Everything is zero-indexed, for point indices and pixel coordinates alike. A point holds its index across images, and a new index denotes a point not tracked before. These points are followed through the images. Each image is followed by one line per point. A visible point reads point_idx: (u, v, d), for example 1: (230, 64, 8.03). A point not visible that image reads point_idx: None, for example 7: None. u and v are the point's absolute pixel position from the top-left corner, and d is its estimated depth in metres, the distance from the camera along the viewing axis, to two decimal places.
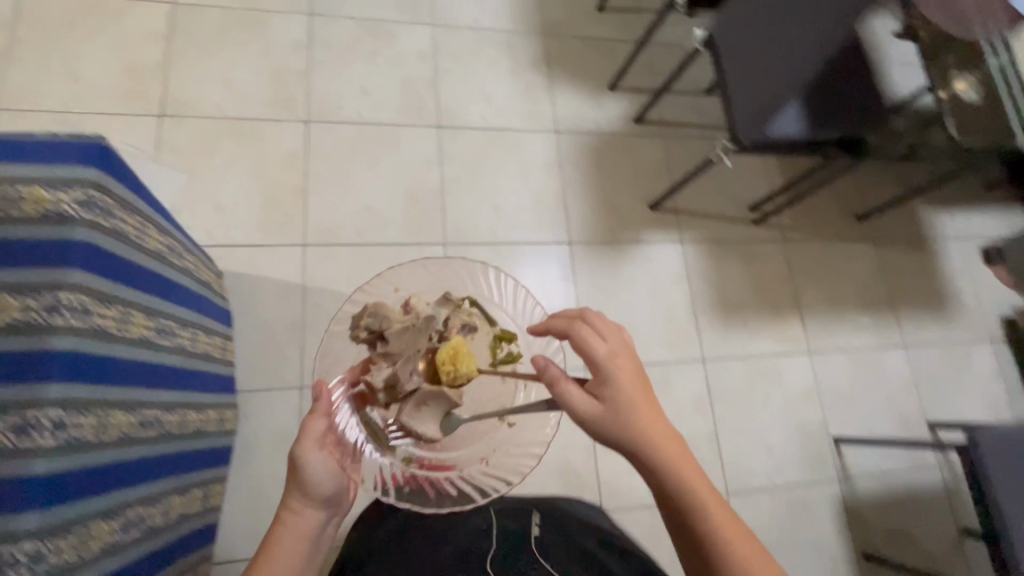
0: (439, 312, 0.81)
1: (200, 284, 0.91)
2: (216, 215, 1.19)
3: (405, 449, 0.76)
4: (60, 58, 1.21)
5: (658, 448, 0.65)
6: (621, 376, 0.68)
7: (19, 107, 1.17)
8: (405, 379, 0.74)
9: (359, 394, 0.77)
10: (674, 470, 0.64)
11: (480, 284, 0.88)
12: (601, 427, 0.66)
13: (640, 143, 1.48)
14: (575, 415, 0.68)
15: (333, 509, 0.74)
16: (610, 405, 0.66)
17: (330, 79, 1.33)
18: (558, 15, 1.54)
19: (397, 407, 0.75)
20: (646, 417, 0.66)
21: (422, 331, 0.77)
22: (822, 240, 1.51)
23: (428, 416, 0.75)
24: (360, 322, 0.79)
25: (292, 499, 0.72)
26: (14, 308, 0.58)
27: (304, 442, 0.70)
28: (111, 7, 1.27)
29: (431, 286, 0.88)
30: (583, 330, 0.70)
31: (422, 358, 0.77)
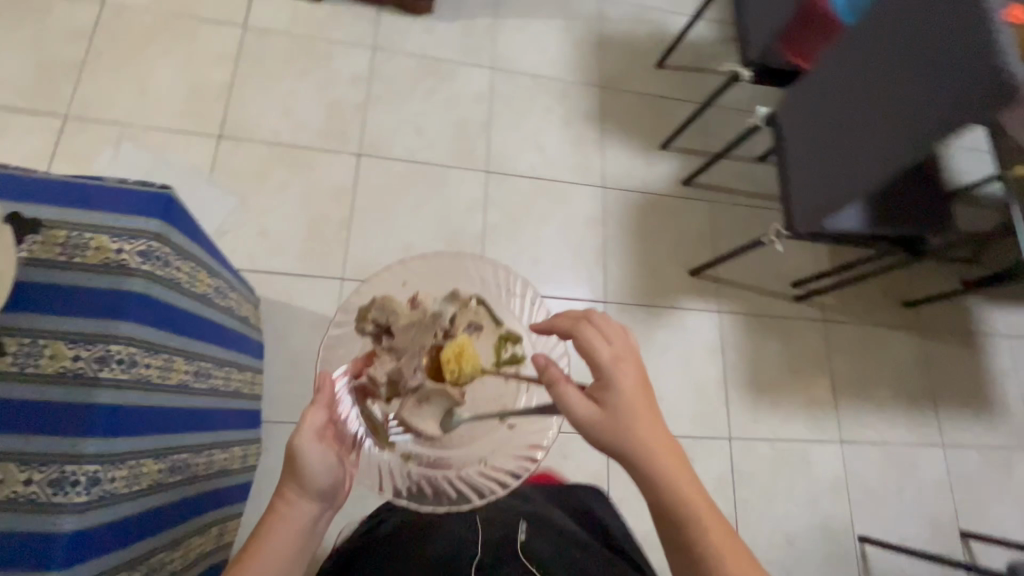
0: (448, 308, 0.70)
1: (239, 321, 0.92)
2: (260, 240, 1.21)
3: (404, 447, 0.70)
4: (131, 71, 1.25)
5: (659, 464, 0.61)
6: (623, 382, 0.63)
7: (89, 118, 1.21)
8: (408, 376, 0.64)
9: (360, 387, 0.69)
10: (671, 484, 0.60)
11: (488, 285, 0.80)
12: (598, 434, 0.61)
13: (686, 205, 1.45)
14: (573, 420, 0.62)
15: (327, 507, 0.71)
16: (610, 410, 0.62)
17: (385, 115, 1.35)
18: (616, 69, 1.54)
19: (398, 402, 0.66)
20: (648, 429, 0.62)
21: (428, 327, 0.67)
22: (865, 324, 1.46)
23: (430, 415, 0.66)
24: (366, 314, 0.70)
25: (287, 491, 0.67)
26: (66, 358, 0.59)
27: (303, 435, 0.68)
28: (185, 26, 1.31)
29: (435, 281, 0.79)
30: (587, 332, 0.65)
31: (427, 354, 0.66)
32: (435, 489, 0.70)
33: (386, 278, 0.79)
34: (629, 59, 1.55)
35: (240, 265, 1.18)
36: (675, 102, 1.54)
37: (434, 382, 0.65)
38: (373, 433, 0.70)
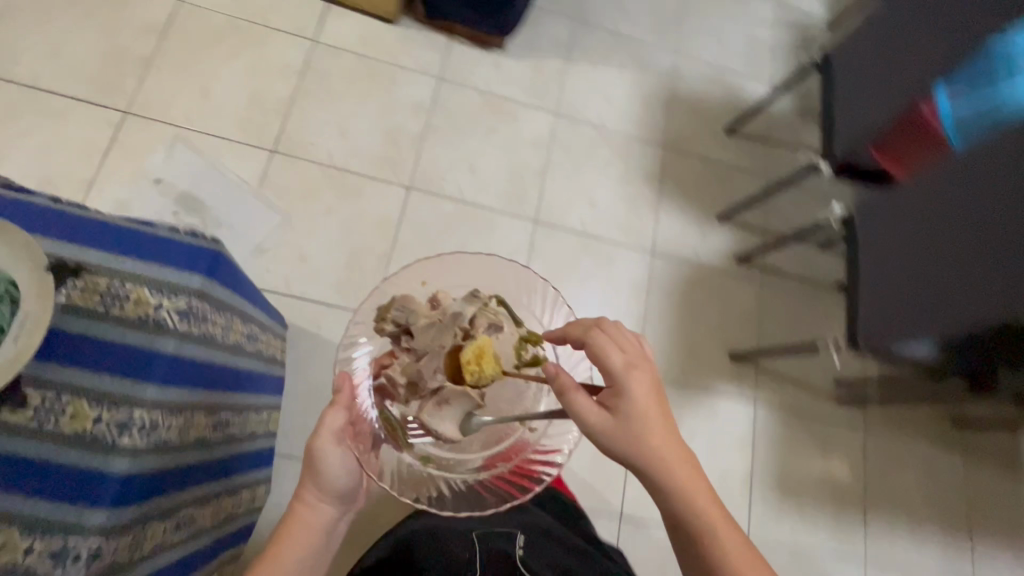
0: (467, 306, 0.65)
1: (265, 362, 0.89)
2: (298, 263, 1.18)
3: (423, 450, 0.67)
4: (196, 73, 1.24)
5: (666, 469, 0.63)
6: (635, 390, 0.64)
7: (149, 116, 1.19)
8: (428, 377, 0.60)
9: (379, 388, 0.67)
10: (679, 488, 0.62)
11: (507, 283, 0.76)
12: (611, 440, 0.63)
13: (736, 283, 1.39)
14: (585, 428, 0.63)
15: (342, 505, 0.81)
16: (621, 417, 0.63)
17: (441, 150, 1.32)
18: (684, 129, 1.48)
19: (418, 404, 0.63)
20: (656, 435, 0.64)
21: (447, 328, 0.62)
22: (908, 437, 1.37)
23: (451, 416, 0.62)
24: (385, 314, 0.67)
25: (306, 493, 0.77)
26: (88, 419, 0.56)
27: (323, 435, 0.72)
28: (256, 32, 1.29)
29: (455, 280, 0.75)
30: (601, 339, 0.66)
31: (446, 354, 0.61)
32: (456, 493, 0.69)
33: (401, 280, 0.73)
34: (698, 120, 1.49)
35: (275, 288, 1.16)
36: (740, 172, 1.47)
37: (455, 384, 0.62)
38: (392, 438, 0.65)
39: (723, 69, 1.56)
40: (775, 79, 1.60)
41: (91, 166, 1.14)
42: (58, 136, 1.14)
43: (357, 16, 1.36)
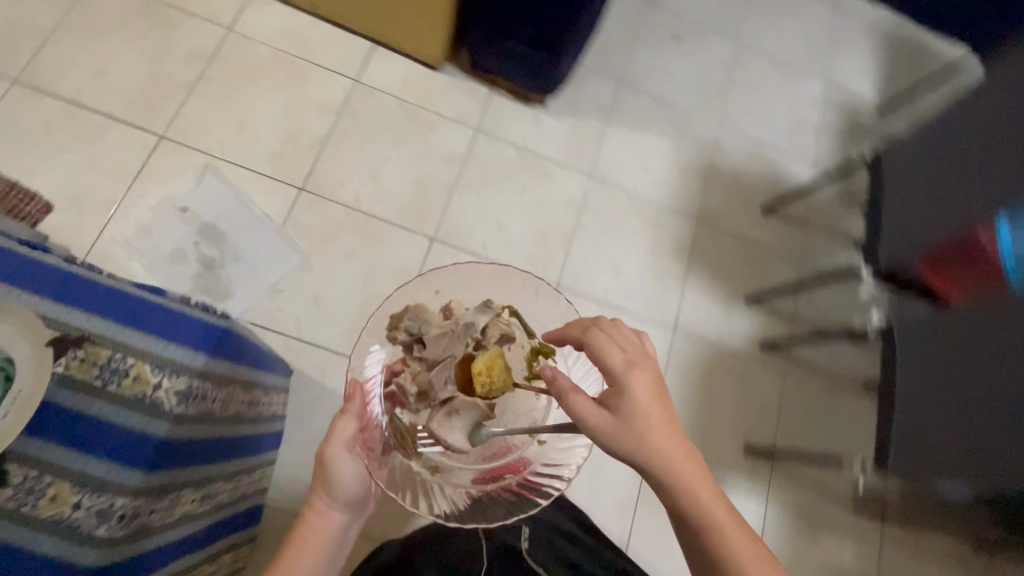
0: (479, 318, 0.65)
1: (261, 421, 0.86)
2: (311, 306, 1.16)
3: (431, 459, 0.65)
4: (236, 103, 1.24)
5: (670, 465, 0.61)
6: (637, 388, 0.62)
7: (182, 142, 1.19)
8: (438, 387, 0.60)
9: (390, 396, 0.67)
10: (688, 491, 0.61)
11: (520, 291, 0.76)
12: (617, 444, 0.61)
13: (758, 371, 1.33)
14: (588, 432, 0.61)
15: (354, 510, 0.79)
16: (621, 417, 0.61)
17: (469, 203, 1.30)
18: (719, 203, 1.44)
19: (428, 414, 0.62)
20: (660, 432, 0.61)
21: (458, 336, 0.62)
22: (930, 559, 1.28)
23: (461, 427, 0.61)
24: (399, 324, 0.67)
25: (318, 499, 0.76)
26: (68, 505, 0.53)
27: (334, 442, 0.73)
28: (300, 67, 1.29)
29: (469, 290, 0.75)
30: (596, 338, 0.65)
31: (457, 363, 0.61)
32: (460, 501, 0.66)
33: (417, 287, 0.73)
34: (734, 195, 1.46)
35: (286, 329, 1.14)
36: (775, 255, 1.42)
37: (465, 394, 0.61)
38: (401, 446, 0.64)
39: (765, 144, 1.53)
40: (819, 159, 1.56)
41: (119, 188, 1.14)
42: (92, 156, 1.15)
43: (401, 60, 1.35)
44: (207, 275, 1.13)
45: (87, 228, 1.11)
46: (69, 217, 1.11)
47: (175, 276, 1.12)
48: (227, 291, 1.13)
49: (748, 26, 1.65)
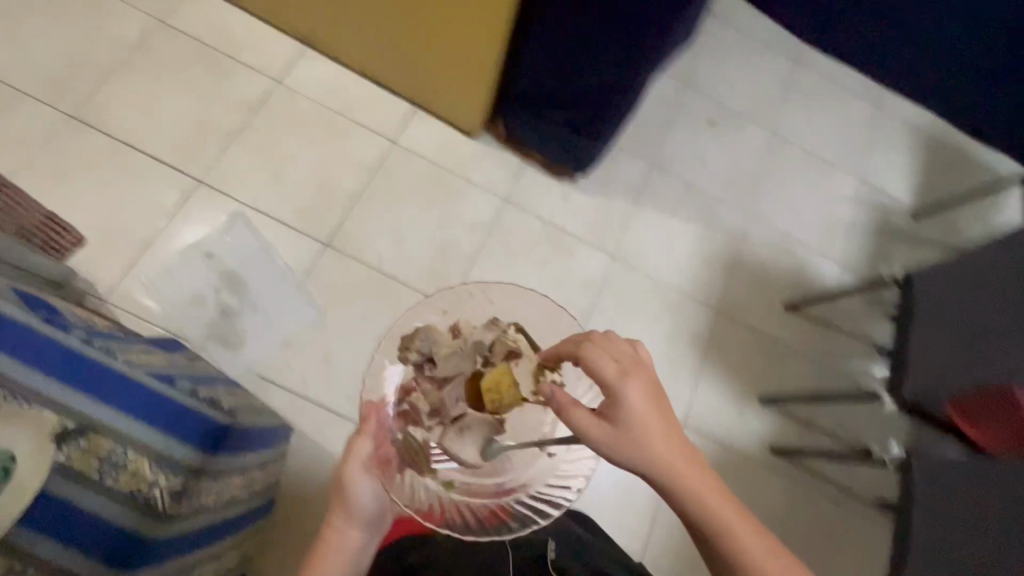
0: (486, 336, 0.71)
1: (252, 503, 0.84)
2: (320, 364, 1.16)
3: (447, 477, 0.70)
4: (275, 154, 1.27)
5: (677, 474, 0.57)
6: (636, 398, 0.57)
7: (216, 189, 1.22)
8: (449, 406, 0.66)
9: (404, 415, 0.71)
10: (693, 497, 0.57)
11: (525, 313, 0.77)
12: (618, 455, 0.57)
13: (767, 477, 1.28)
14: (590, 446, 0.59)
15: (373, 528, 0.83)
16: (620, 428, 0.57)
17: (489, 273, 1.30)
18: (740, 296, 1.42)
19: (441, 431, 0.67)
20: (663, 441, 0.57)
21: (467, 353, 0.69)
22: None
23: (471, 443, 0.67)
24: (409, 345, 0.71)
25: (337, 518, 0.81)
26: None
27: (352, 459, 0.77)
28: (340, 124, 1.33)
29: (482, 307, 0.78)
30: (584, 347, 0.60)
31: (467, 381, 0.67)
32: (478, 518, 0.69)
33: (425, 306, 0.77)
34: (757, 289, 1.44)
35: (292, 385, 1.13)
36: (795, 354, 1.40)
37: (476, 411, 0.66)
38: (414, 464, 0.69)
39: (792, 240, 1.51)
40: (848, 258, 1.53)
41: (150, 228, 1.17)
42: (129, 195, 1.18)
43: (438, 125, 1.38)
44: (222, 322, 1.14)
45: (115, 265, 1.14)
46: (100, 252, 1.14)
47: (192, 320, 1.13)
48: (239, 340, 1.14)
49: (786, 118, 1.64)
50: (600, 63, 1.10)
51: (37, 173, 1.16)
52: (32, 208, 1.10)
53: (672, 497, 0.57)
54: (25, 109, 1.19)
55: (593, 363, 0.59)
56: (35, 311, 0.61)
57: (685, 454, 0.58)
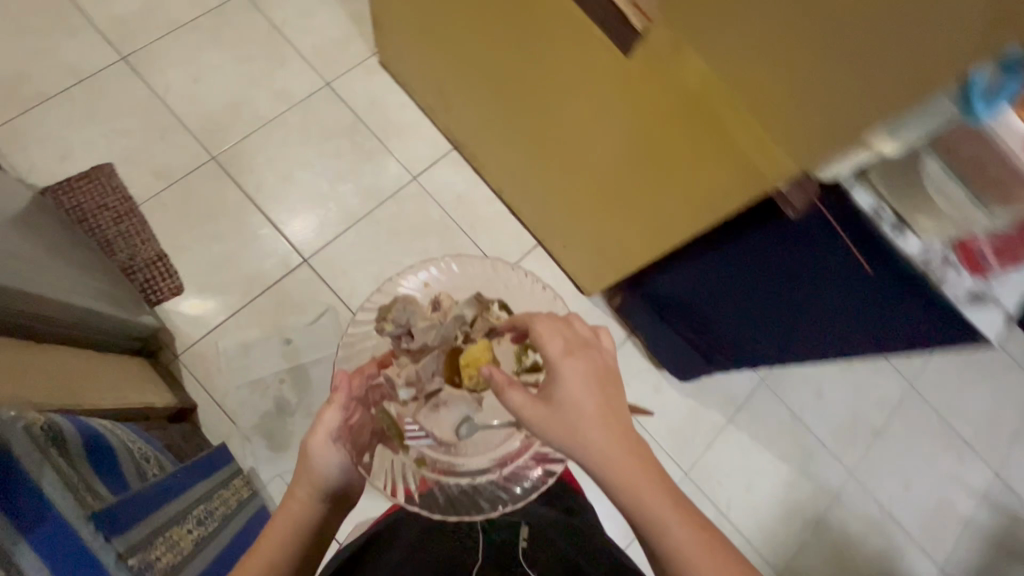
0: (468, 313, 0.73)
1: None
2: None
3: (420, 451, 0.72)
4: (386, 255, 1.23)
5: (604, 458, 0.56)
6: (571, 379, 0.59)
7: (319, 275, 1.19)
8: (426, 380, 0.70)
9: (376, 390, 0.71)
10: (622, 485, 0.56)
11: (499, 279, 0.82)
12: (551, 433, 0.58)
13: None
14: (528, 424, 0.60)
15: (334, 505, 0.68)
16: (553, 406, 0.58)
17: None
18: (812, 567, 1.26)
19: (415, 407, 0.71)
20: (592, 417, 0.58)
21: (448, 328, 0.70)
22: None
23: (447, 420, 0.72)
24: (386, 316, 0.73)
25: (296, 490, 0.65)
26: None
27: (317, 430, 0.65)
28: (459, 241, 1.27)
29: (462, 283, 0.82)
30: (542, 322, 0.64)
31: (447, 357, 0.70)
32: (449, 493, 0.72)
33: (409, 276, 0.82)
34: (834, 566, 1.27)
35: None
36: None
37: (452, 385, 0.70)
38: (389, 439, 0.70)
39: (892, 520, 1.32)
40: (947, 565, 1.32)
41: (244, 296, 1.15)
42: (238, 257, 1.16)
43: (555, 271, 1.29)
44: (276, 417, 1.10)
45: (200, 324, 1.11)
46: (191, 306, 1.12)
47: (248, 406, 1.09)
48: (285, 442, 1.09)
49: (933, 374, 1.42)
50: (765, 318, 0.84)
51: (164, 209, 1.16)
52: (149, 244, 1.13)
53: (603, 480, 0.57)
54: (177, 142, 1.20)
55: (543, 342, 0.62)
56: (80, 497, 0.58)
57: (620, 437, 0.57)
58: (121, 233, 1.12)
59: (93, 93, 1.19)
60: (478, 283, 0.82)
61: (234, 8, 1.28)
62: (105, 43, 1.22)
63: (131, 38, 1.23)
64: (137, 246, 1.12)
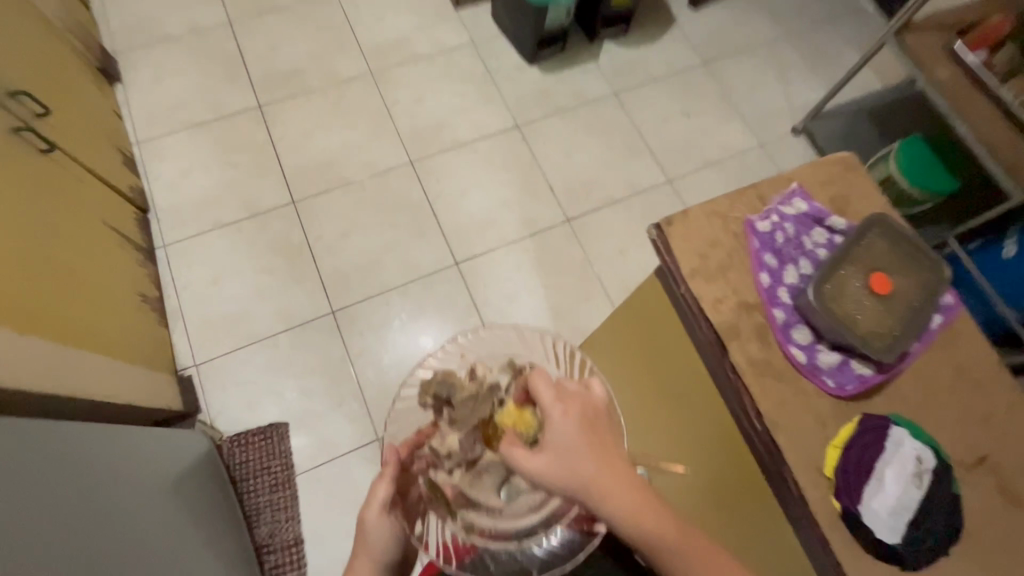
0: (503, 380, 0.69)
1: None
2: None
3: (468, 519, 0.66)
4: None
5: (603, 496, 0.54)
6: (568, 428, 0.56)
7: None
8: (468, 448, 0.65)
9: (420, 459, 0.69)
10: (619, 512, 0.54)
11: (530, 346, 0.76)
12: (556, 481, 0.54)
13: None
14: (536, 479, 0.56)
15: (396, 570, 0.76)
16: (556, 453, 0.55)
17: None
18: None
19: (459, 475, 0.66)
20: (597, 468, 0.55)
21: (485, 399, 0.64)
22: None
23: (490, 486, 0.67)
24: (427, 386, 0.67)
25: (358, 566, 0.74)
26: None
27: (369, 505, 0.70)
28: None
29: (493, 347, 0.76)
30: (538, 374, 0.60)
31: (483, 424, 0.65)
32: (498, 555, 0.68)
33: (440, 350, 0.76)
34: None
35: None
36: None
37: (491, 450, 0.65)
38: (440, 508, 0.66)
39: None
40: None
41: None
42: None
43: None
44: None
45: None
46: None
47: None
48: None
49: None
50: None
51: (318, 488, 1.12)
52: (292, 525, 1.09)
53: (608, 517, 0.55)
54: (350, 413, 1.18)
55: (538, 388, 0.59)
56: None
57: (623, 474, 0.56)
58: (271, 503, 1.11)
59: (295, 343, 1.22)
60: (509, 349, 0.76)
61: (444, 280, 1.30)
62: (322, 293, 1.26)
63: (345, 294, 1.27)
64: (280, 524, 1.09)
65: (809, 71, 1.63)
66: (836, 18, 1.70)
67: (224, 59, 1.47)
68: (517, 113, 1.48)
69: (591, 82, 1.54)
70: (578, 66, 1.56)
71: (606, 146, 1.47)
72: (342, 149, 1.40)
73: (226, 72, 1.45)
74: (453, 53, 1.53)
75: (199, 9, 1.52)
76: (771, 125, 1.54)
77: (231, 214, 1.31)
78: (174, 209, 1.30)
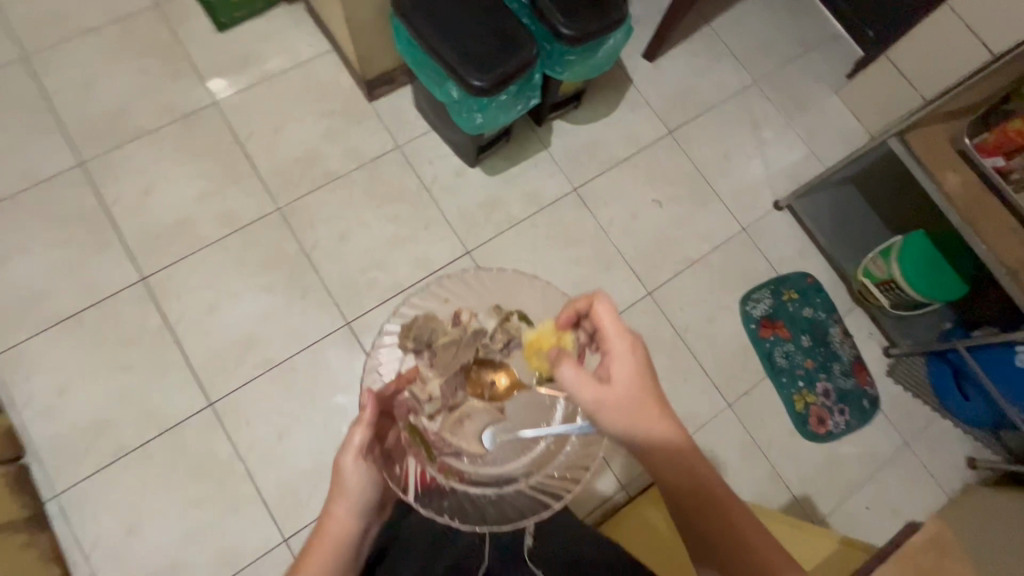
0: (488, 326, 0.67)
1: None
2: None
3: (447, 461, 0.66)
4: None
5: (651, 430, 0.61)
6: (630, 363, 0.62)
7: None
8: (450, 394, 0.64)
9: (402, 404, 0.67)
10: (665, 449, 0.61)
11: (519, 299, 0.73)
12: (616, 413, 0.60)
13: None
14: (592, 409, 0.61)
15: (372, 515, 0.70)
16: (616, 384, 0.61)
17: None
18: None
19: (441, 419, 0.65)
20: (654, 402, 0.62)
21: (469, 345, 0.64)
22: None
23: (472, 433, 0.66)
24: (405, 335, 0.67)
25: (332, 507, 0.66)
26: None
27: (345, 448, 0.65)
28: None
29: (484, 294, 0.73)
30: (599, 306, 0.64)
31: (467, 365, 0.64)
32: (477, 499, 0.67)
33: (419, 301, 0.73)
34: None
35: None
36: None
37: (477, 398, 0.66)
38: (419, 451, 0.66)
39: None
40: None
41: None
42: None
43: None
44: None
45: None
46: None
47: None
48: None
49: None
50: None
51: None
52: None
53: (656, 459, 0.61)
54: None
55: (603, 320, 0.63)
56: None
57: (666, 414, 0.62)
58: None
59: None
60: (495, 294, 0.73)
61: None
62: (269, 519, 1.06)
63: (295, 513, 1.06)
64: None
65: (785, 121, 1.44)
66: (806, 50, 1.50)
67: (86, 220, 1.15)
68: (465, 234, 1.25)
69: (545, 177, 1.31)
70: (528, 157, 1.31)
71: (573, 261, 1.26)
72: (259, 321, 1.15)
73: (92, 236, 1.15)
74: (375, 163, 1.26)
75: (35, 153, 1.17)
76: (751, 203, 1.36)
77: (135, 436, 1.06)
78: (59, 447, 1.04)
